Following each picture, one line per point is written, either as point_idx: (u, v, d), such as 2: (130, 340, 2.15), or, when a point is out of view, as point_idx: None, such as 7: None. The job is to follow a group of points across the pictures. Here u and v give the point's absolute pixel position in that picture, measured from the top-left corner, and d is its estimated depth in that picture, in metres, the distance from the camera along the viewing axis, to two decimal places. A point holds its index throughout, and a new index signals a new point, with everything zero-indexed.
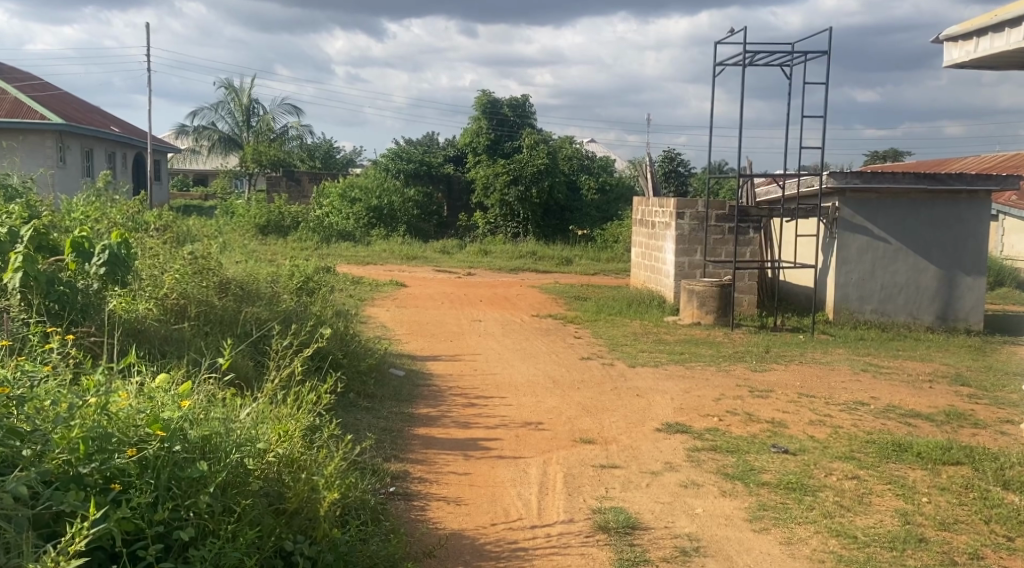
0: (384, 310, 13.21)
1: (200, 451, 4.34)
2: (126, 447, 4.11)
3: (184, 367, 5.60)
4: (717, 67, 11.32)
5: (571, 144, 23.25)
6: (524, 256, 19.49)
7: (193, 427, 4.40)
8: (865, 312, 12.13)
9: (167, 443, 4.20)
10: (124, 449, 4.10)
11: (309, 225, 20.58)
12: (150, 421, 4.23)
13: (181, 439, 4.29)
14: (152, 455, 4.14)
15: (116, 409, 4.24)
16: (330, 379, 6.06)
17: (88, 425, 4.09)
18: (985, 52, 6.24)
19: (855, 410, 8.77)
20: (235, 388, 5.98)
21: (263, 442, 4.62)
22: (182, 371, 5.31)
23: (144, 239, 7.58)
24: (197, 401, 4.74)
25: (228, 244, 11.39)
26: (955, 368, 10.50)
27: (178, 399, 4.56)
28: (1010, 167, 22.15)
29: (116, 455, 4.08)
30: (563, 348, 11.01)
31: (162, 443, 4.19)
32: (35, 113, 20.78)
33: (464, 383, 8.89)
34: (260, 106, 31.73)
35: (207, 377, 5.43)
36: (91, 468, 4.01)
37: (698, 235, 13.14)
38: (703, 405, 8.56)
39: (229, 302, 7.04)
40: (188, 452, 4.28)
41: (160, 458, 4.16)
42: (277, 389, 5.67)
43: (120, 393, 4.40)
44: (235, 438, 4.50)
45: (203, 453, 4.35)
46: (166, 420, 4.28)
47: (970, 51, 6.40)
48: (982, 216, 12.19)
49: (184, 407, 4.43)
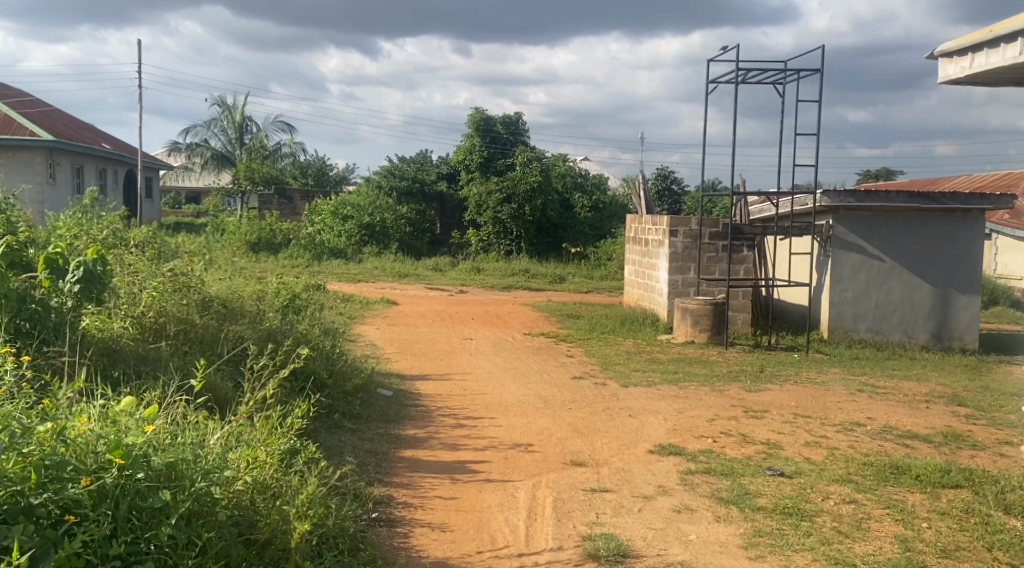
0: (374, 328, 13.03)
1: (164, 479, 4.14)
2: (81, 476, 3.94)
3: (156, 388, 5.41)
4: (710, 85, 11.28)
5: (564, 161, 23.16)
6: (517, 274, 19.35)
7: (157, 453, 4.20)
8: (860, 331, 11.97)
9: (127, 471, 4.03)
10: (80, 478, 3.94)
11: (301, 243, 20.40)
12: (111, 447, 4.05)
13: (143, 466, 4.10)
14: (111, 484, 3.98)
15: (75, 434, 4.06)
16: (306, 403, 5.86)
17: (41, 452, 3.92)
18: (980, 68, 6.15)
19: (852, 431, 8.62)
20: (209, 411, 5.80)
21: (231, 470, 4.44)
22: (152, 393, 5.11)
23: (124, 255, 7.36)
24: (164, 426, 4.54)
25: (214, 261, 11.19)
26: (952, 388, 10.34)
27: (143, 424, 4.34)
28: (1005, 186, 22.14)
29: (71, 485, 3.92)
30: (554, 367, 10.83)
31: (123, 471, 4.02)
32: (25, 130, 20.68)
33: (454, 403, 8.70)
34: (253, 123, 31.69)
35: (179, 399, 5.24)
36: (43, 500, 3.83)
37: (691, 252, 13.01)
38: (698, 426, 8.39)
39: (210, 320, 6.87)
40: (151, 481, 4.10)
41: (119, 486, 4.00)
42: (253, 412, 5.48)
43: (80, 417, 4.21)
44: (203, 464, 4.30)
45: (167, 481, 4.15)
46: (128, 445, 4.09)
47: (966, 67, 6.32)
48: (975, 234, 12.13)
49: (149, 433, 4.23)
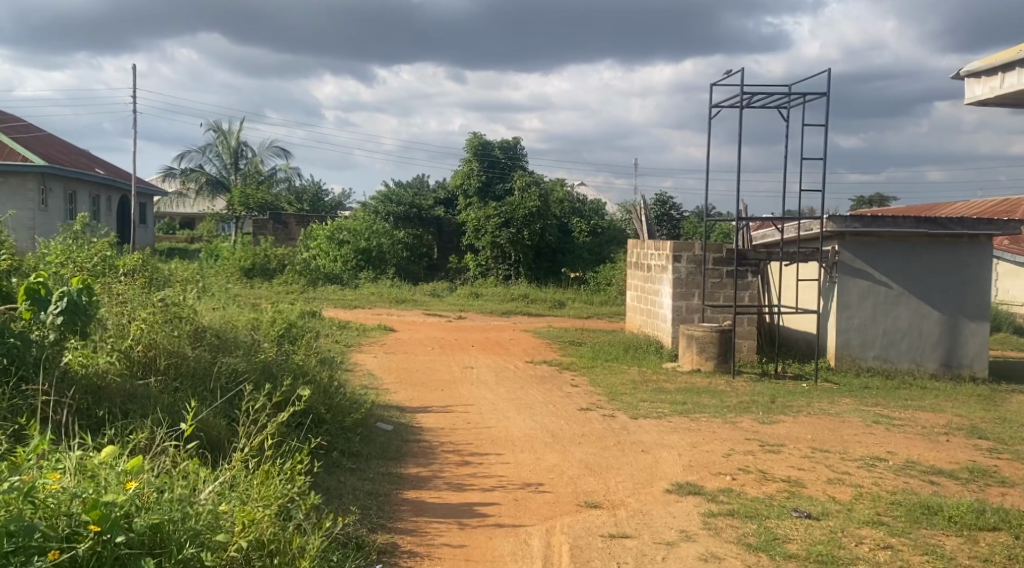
0: (371, 357, 12.64)
1: (146, 545, 4.07)
2: (50, 547, 3.86)
3: (143, 433, 5.07)
4: (713, 108, 10.92)
5: (562, 186, 22.84)
6: (516, 299, 18.99)
7: (140, 514, 4.11)
8: (868, 358, 11.62)
9: (104, 535, 3.96)
10: (47, 550, 3.86)
11: (296, 268, 20.02)
12: (88, 506, 3.98)
13: (124, 530, 4.03)
14: (84, 552, 3.91)
15: (43, 494, 3.98)
16: (305, 449, 5.52)
17: (9, 518, 3.83)
18: (1012, 89, 5.85)
19: (874, 467, 8.23)
20: (202, 457, 5.45)
21: (223, 531, 4.30)
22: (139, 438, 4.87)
23: (111, 283, 6.97)
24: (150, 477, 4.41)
25: (207, 288, 10.80)
26: (970, 419, 9.97)
27: (124, 479, 4.24)
28: (1007, 211, 21.85)
29: (37, 558, 3.83)
30: (560, 398, 10.42)
31: (98, 536, 3.95)
32: (17, 155, 20.39)
33: (457, 438, 8.30)
34: (248, 148, 31.35)
35: (170, 446, 4.93)
36: None
37: (695, 278, 12.66)
38: (714, 463, 7.99)
39: (203, 352, 6.49)
40: (132, 547, 4.03)
41: (96, 552, 3.95)
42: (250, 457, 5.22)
43: (52, 474, 4.11)
44: (191, 524, 4.20)
45: (150, 548, 4.08)
46: (106, 505, 4.01)
47: (996, 87, 6.00)
48: (985, 260, 11.74)
49: (129, 491, 4.13)
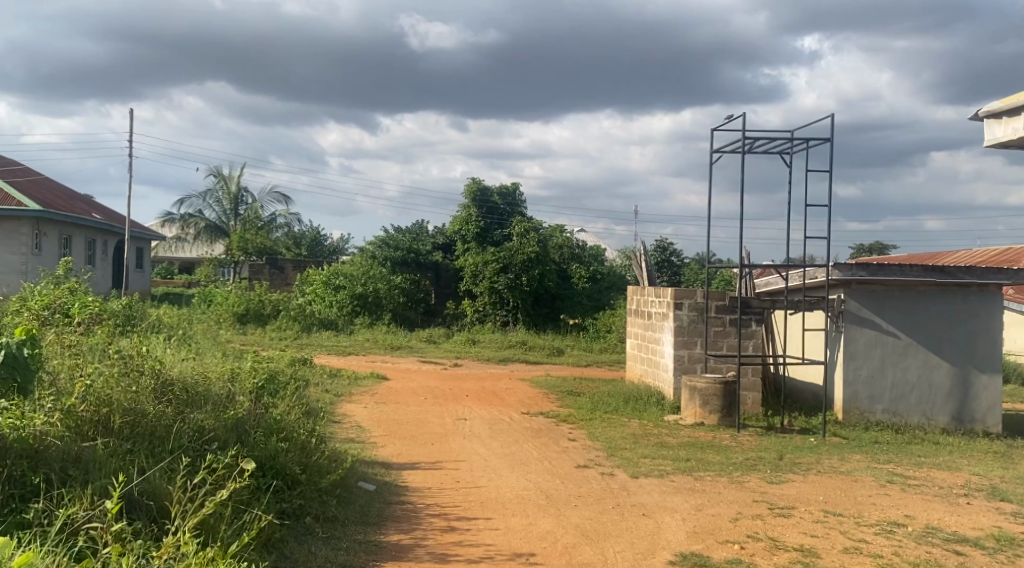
0: (361, 407, 12.02)
1: None
2: None
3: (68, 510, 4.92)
4: (712, 155, 10.30)
5: (560, 232, 22.16)
6: (514, 346, 18.42)
7: None
8: (877, 412, 11.03)
9: None
10: None
11: (291, 313, 19.37)
12: None
13: None
14: None
15: None
16: (249, 534, 5.15)
17: None
18: None
19: (893, 533, 7.63)
20: (137, 533, 5.07)
21: None
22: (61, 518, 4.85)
23: (74, 336, 6.51)
24: None
25: (190, 336, 10.24)
26: (988, 478, 9.38)
27: None
28: (1011, 260, 21.33)
29: None
30: (556, 454, 9.81)
31: None
32: (10, 199, 19.97)
33: (444, 500, 7.70)
34: (248, 194, 30.91)
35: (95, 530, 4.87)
36: None
37: (698, 326, 12.12)
38: (720, 528, 7.38)
39: (168, 409, 5.96)
40: None
41: None
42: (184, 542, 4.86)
43: None
44: None
45: None
46: None
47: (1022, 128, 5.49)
48: (995, 312, 11.22)
49: None
